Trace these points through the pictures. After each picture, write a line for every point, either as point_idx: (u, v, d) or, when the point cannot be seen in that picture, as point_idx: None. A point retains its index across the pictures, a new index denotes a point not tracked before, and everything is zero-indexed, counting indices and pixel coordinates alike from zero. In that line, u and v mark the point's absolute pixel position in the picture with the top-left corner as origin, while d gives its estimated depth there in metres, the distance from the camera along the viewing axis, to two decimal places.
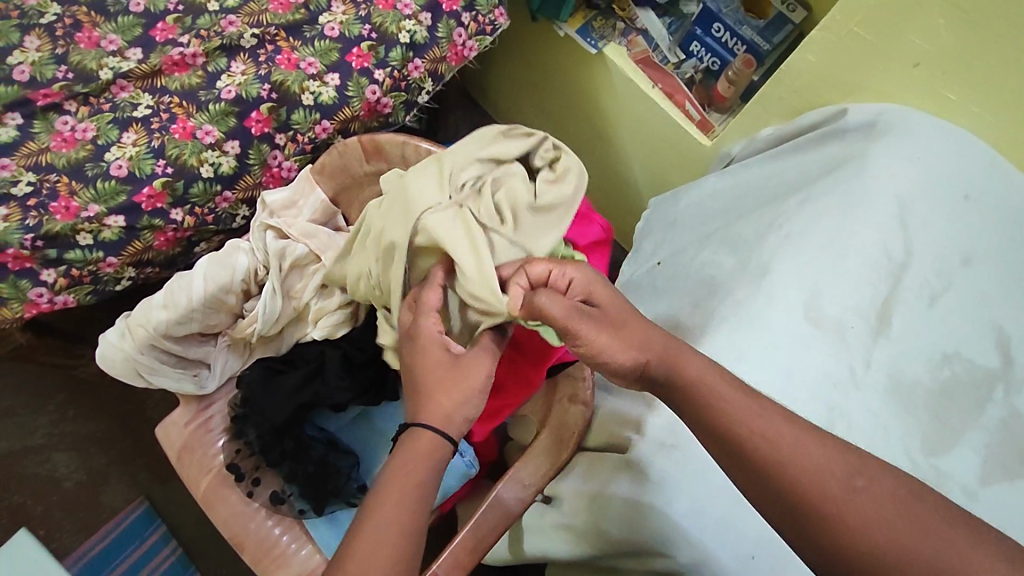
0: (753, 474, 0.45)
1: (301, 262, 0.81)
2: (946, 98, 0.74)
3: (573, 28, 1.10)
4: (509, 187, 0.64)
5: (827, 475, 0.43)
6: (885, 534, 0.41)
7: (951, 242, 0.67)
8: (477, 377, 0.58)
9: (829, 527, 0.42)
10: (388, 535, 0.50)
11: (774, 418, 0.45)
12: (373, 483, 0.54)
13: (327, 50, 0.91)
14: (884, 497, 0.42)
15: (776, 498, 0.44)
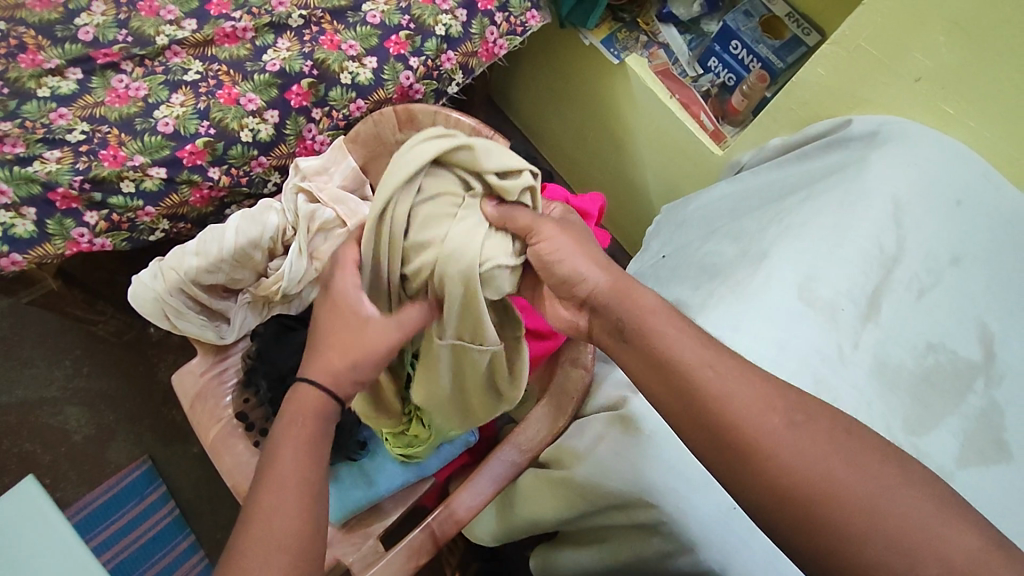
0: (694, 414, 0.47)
1: (328, 226, 0.83)
2: (944, 113, 0.79)
3: (598, 38, 1.16)
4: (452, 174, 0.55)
5: (765, 404, 0.46)
6: (800, 450, 0.44)
7: (941, 242, 0.71)
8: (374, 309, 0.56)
9: (748, 453, 0.45)
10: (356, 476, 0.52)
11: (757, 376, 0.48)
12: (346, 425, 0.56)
13: (367, 35, 0.98)
14: (824, 440, 0.44)
15: (721, 448, 0.46)
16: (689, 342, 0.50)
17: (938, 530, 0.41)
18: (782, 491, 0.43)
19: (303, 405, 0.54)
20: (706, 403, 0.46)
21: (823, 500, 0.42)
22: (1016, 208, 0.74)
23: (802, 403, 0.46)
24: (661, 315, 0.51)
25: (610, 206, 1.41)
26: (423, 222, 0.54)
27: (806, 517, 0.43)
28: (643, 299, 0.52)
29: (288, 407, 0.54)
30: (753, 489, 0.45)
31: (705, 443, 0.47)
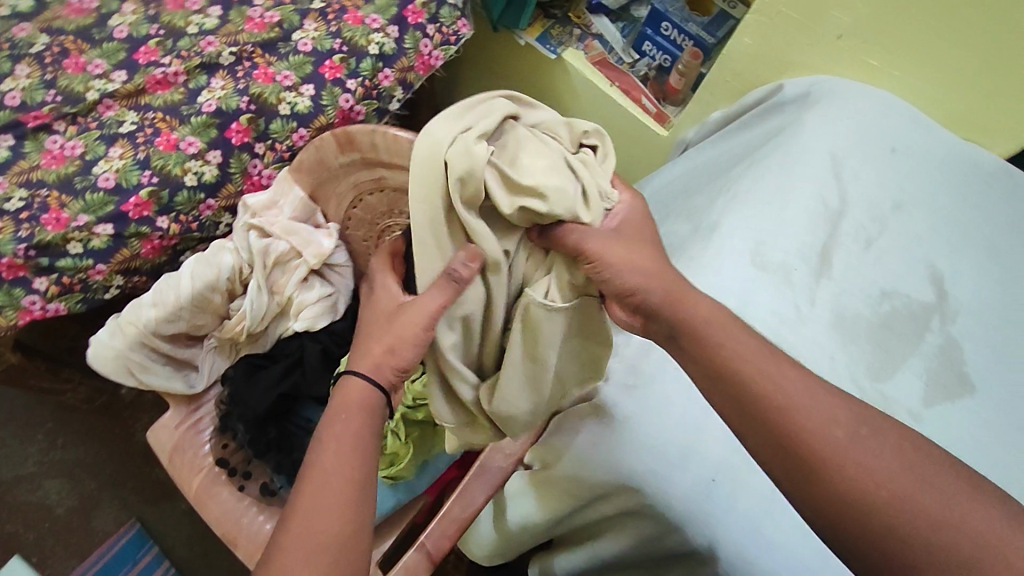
0: (734, 387, 0.46)
1: (284, 259, 0.82)
2: (870, 66, 0.81)
3: (532, 37, 1.19)
4: (540, 124, 0.55)
5: (804, 385, 0.45)
6: (832, 426, 0.43)
7: (882, 190, 0.73)
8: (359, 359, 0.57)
9: (780, 424, 0.44)
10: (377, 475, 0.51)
11: (750, 343, 0.47)
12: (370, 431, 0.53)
13: (301, 63, 0.97)
14: (860, 420, 0.44)
15: (775, 442, 0.44)
16: (740, 334, 0.48)
17: (994, 536, 0.39)
18: (829, 480, 0.42)
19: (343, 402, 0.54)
20: (736, 375, 0.46)
21: (875, 502, 0.41)
22: (949, 147, 0.76)
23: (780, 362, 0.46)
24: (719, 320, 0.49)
25: None
26: (513, 142, 0.52)
27: (847, 510, 0.41)
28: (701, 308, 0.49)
29: (338, 407, 0.54)
30: (781, 455, 0.44)
31: (736, 406, 0.46)
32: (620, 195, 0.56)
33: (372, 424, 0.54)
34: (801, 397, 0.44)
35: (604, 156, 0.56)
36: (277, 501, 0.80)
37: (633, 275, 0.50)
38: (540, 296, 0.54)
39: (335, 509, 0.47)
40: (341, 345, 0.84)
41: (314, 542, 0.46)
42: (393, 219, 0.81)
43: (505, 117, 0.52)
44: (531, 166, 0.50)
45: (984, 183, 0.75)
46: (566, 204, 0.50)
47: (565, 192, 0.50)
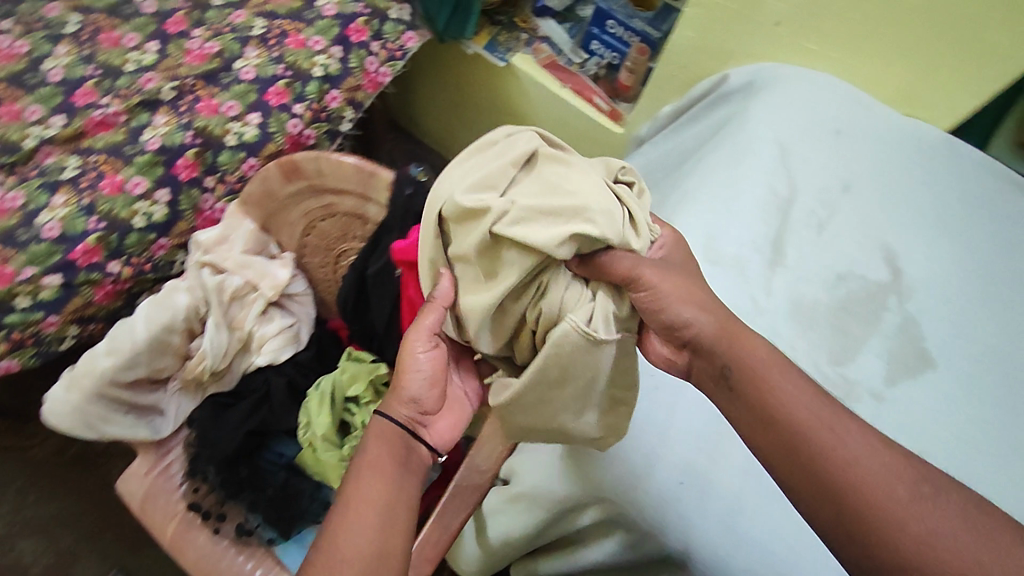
0: (783, 435, 0.44)
1: (239, 294, 0.81)
2: (809, 50, 0.82)
3: (480, 45, 1.18)
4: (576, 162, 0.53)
5: (858, 436, 0.43)
6: (892, 482, 0.41)
7: (829, 173, 0.73)
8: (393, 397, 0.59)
9: (831, 474, 0.42)
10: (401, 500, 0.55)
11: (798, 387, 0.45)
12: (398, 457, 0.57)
13: (244, 91, 0.96)
14: (921, 477, 0.41)
15: (828, 492, 0.42)
16: (797, 384, 0.46)
17: None
18: (884, 535, 0.40)
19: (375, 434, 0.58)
20: (782, 421, 0.44)
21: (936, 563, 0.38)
22: (891, 124, 0.77)
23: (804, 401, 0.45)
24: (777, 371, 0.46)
25: None
26: (546, 173, 0.50)
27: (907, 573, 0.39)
28: (758, 352, 0.47)
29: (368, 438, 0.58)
30: (831, 506, 0.42)
31: (783, 454, 0.44)
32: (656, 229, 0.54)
33: (397, 452, 0.58)
34: (859, 452, 0.42)
35: (640, 194, 0.54)
36: (255, 541, 0.77)
37: (685, 308, 0.48)
38: (582, 324, 0.49)
39: (366, 534, 0.52)
40: (308, 376, 0.82)
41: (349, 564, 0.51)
42: (348, 243, 0.80)
43: (536, 157, 0.51)
44: (568, 190, 0.48)
45: (929, 158, 0.75)
46: (613, 227, 0.47)
47: (613, 218, 0.47)
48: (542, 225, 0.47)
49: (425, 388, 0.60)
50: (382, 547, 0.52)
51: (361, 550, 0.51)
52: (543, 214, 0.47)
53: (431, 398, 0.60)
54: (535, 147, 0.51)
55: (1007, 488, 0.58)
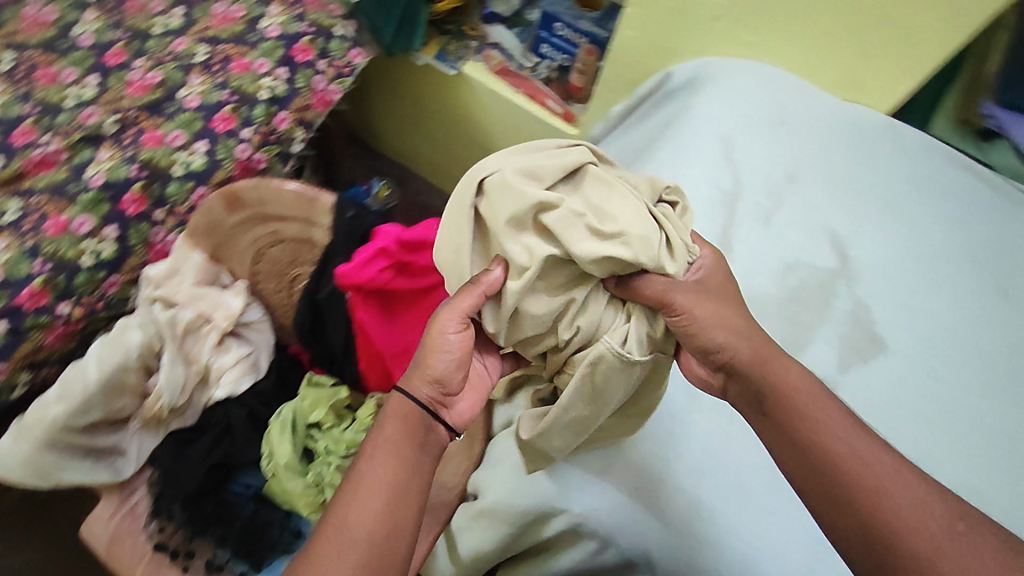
0: (809, 455, 0.46)
1: (193, 327, 0.78)
2: (747, 42, 0.82)
3: (430, 56, 1.18)
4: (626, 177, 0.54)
5: (891, 467, 0.43)
6: (921, 516, 0.41)
7: (773, 163, 0.73)
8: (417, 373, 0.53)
9: (858, 498, 0.43)
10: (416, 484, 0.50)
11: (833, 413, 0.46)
12: (414, 437, 0.51)
13: (189, 120, 0.94)
14: (952, 515, 0.42)
15: (854, 515, 0.43)
16: (836, 414, 0.47)
17: None
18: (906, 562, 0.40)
19: (394, 406, 0.53)
20: (814, 443, 0.46)
21: None
22: (832, 110, 0.77)
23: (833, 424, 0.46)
24: (818, 403, 0.47)
25: None
26: (593, 186, 0.51)
27: None
28: (792, 379, 0.48)
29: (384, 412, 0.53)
30: (854, 528, 0.43)
31: (809, 474, 0.45)
32: (701, 250, 0.55)
33: (413, 431, 0.52)
34: (895, 483, 0.43)
35: (683, 213, 0.55)
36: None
37: (718, 333, 0.50)
38: (617, 346, 0.50)
39: (371, 516, 0.46)
40: (268, 405, 0.80)
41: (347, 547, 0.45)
42: (300, 267, 0.83)
43: (588, 169, 0.52)
44: (610, 211, 0.49)
45: (871, 142, 0.76)
46: (647, 253, 0.48)
47: (650, 243, 0.48)
48: (581, 237, 0.48)
49: (451, 369, 0.53)
50: (388, 525, 0.47)
51: (365, 533, 0.46)
52: (582, 230, 0.48)
53: (456, 379, 0.54)
54: (589, 160, 0.52)
55: (953, 460, 0.59)
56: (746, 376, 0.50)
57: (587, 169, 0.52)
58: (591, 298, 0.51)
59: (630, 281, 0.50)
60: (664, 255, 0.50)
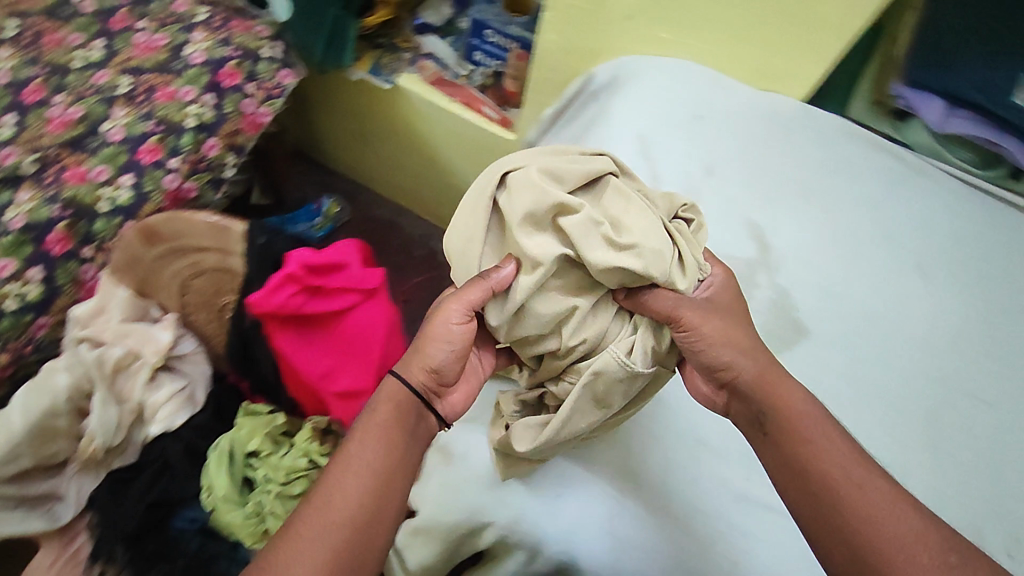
0: (808, 477, 0.48)
1: (123, 364, 0.77)
2: (661, 38, 0.82)
3: (364, 70, 1.18)
4: (648, 191, 0.57)
5: (886, 498, 0.46)
6: (909, 544, 0.44)
7: (691, 158, 0.73)
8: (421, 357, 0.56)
9: (850, 523, 0.45)
10: (403, 465, 0.52)
11: (833, 440, 0.49)
12: (405, 420, 0.55)
13: (114, 154, 0.92)
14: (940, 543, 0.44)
15: (844, 539, 0.45)
16: (837, 441, 0.49)
17: None
18: None
19: (388, 392, 0.55)
20: (813, 467, 0.48)
21: None
22: (748, 101, 0.78)
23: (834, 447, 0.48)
24: (815, 422, 0.50)
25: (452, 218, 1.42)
26: (613, 199, 0.54)
27: None
28: (794, 404, 0.51)
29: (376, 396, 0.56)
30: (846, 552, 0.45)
31: (804, 497, 0.48)
32: (711, 268, 0.58)
33: (403, 416, 0.54)
34: (888, 514, 0.45)
35: (697, 229, 0.58)
36: None
37: (725, 350, 0.53)
38: (621, 355, 0.53)
39: (357, 491, 0.49)
40: (207, 436, 0.80)
41: (331, 519, 0.48)
42: (226, 296, 0.81)
43: (609, 183, 0.55)
44: (624, 223, 0.52)
45: (786, 130, 0.77)
46: (658, 268, 0.51)
47: (662, 257, 0.51)
48: (596, 245, 0.51)
49: (448, 361, 0.56)
50: (374, 512, 0.49)
51: (349, 507, 0.48)
52: (597, 239, 0.51)
53: (452, 371, 0.57)
54: (610, 173, 0.55)
55: (869, 438, 0.61)
56: (749, 395, 0.52)
57: (608, 183, 0.55)
58: (597, 309, 0.54)
59: (638, 292, 0.53)
60: (675, 271, 0.53)
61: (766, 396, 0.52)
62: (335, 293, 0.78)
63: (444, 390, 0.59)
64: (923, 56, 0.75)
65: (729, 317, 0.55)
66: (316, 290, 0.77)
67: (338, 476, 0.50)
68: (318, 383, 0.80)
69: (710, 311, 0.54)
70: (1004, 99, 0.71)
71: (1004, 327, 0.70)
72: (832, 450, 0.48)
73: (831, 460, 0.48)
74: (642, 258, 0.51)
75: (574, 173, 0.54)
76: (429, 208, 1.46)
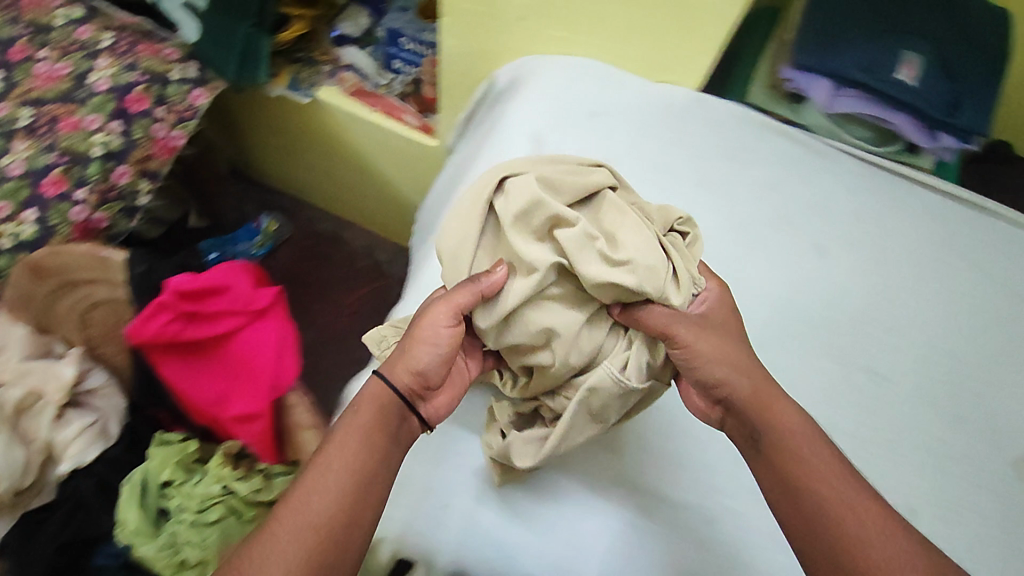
0: (800, 494, 0.49)
1: (26, 405, 0.76)
2: (558, 36, 0.81)
3: (282, 86, 1.17)
4: (645, 204, 0.59)
5: (875, 520, 0.47)
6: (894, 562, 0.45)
7: (585, 153, 0.74)
8: (406, 359, 0.55)
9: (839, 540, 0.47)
10: (382, 468, 0.52)
11: (827, 459, 0.50)
12: (387, 421, 0.54)
13: (15, 189, 0.91)
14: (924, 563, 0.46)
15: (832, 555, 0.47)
16: (830, 460, 0.50)
17: None
18: None
19: (367, 394, 0.55)
20: (805, 483, 0.49)
21: None
22: (642, 94, 0.79)
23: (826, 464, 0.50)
24: (806, 439, 0.51)
25: (393, 227, 1.42)
26: (611, 214, 0.56)
27: None
28: (790, 424, 0.52)
29: (355, 400, 0.55)
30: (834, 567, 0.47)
31: (795, 512, 0.49)
32: (709, 283, 0.59)
33: (385, 420, 0.54)
34: (877, 534, 0.47)
35: (693, 241, 0.59)
36: None
37: (718, 368, 0.54)
38: (617, 372, 0.54)
39: (333, 496, 0.49)
40: (122, 470, 0.78)
41: (306, 523, 0.47)
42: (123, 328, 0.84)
43: (607, 198, 0.57)
44: (620, 238, 0.54)
45: (681, 120, 0.77)
46: (653, 282, 0.52)
47: (656, 274, 0.53)
48: (592, 259, 0.52)
49: (434, 364, 0.56)
50: (351, 514, 0.49)
51: (324, 512, 0.48)
52: (592, 253, 0.53)
53: (438, 374, 0.56)
54: (607, 189, 0.57)
55: None
56: (744, 412, 0.53)
57: (606, 197, 0.57)
58: (592, 324, 0.55)
59: (632, 306, 0.54)
60: (671, 283, 0.54)
61: (762, 413, 0.53)
62: (213, 316, 0.81)
63: (429, 393, 0.57)
64: (810, 41, 0.76)
65: (723, 335, 0.56)
66: (193, 317, 0.80)
67: (313, 481, 0.49)
68: (212, 407, 0.82)
69: (705, 329, 0.55)
70: (888, 74, 0.73)
71: (894, 304, 0.71)
72: (828, 468, 0.50)
73: (826, 478, 0.49)
74: (637, 272, 0.52)
75: (572, 186, 0.56)
76: (370, 219, 1.45)
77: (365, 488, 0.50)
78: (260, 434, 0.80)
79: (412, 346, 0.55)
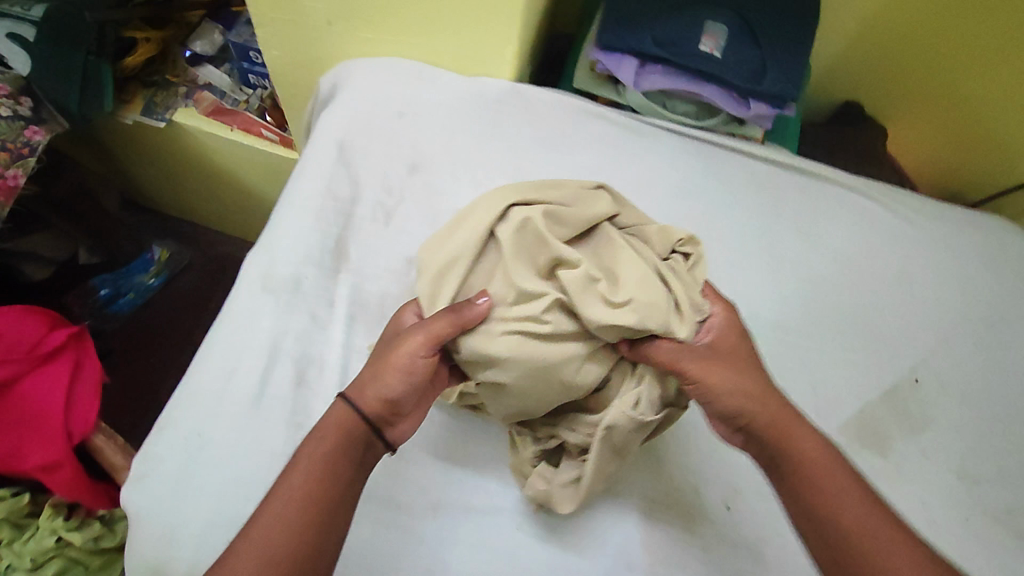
0: (820, 522, 0.47)
1: None
2: (367, 39, 0.78)
3: (137, 113, 1.12)
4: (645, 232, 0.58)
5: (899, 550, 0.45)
6: None
7: (393, 155, 0.72)
8: (376, 383, 0.52)
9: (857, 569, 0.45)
10: (346, 493, 0.48)
11: (848, 483, 0.48)
12: (351, 443, 0.50)
13: None
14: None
15: None
16: (850, 485, 0.48)
17: None
18: None
19: (328, 421, 0.51)
20: (828, 513, 0.47)
21: None
22: (455, 89, 0.77)
23: (844, 489, 0.48)
24: (825, 465, 0.49)
25: None
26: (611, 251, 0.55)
27: None
28: (808, 449, 0.50)
29: (316, 426, 0.51)
30: None
31: (819, 542, 0.47)
32: (712, 307, 0.56)
33: (348, 444, 0.50)
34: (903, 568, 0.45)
35: (696, 262, 0.58)
36: None
37: (733, 399, 0.52)
38: (630, 410, 0.53)
39: (295, 527, 0.45)
40: None
41: (266, 556, 0.44)
42: None
43: (603, 235, 0.57)
44: (619, 274, 0.53)
45: (496, 111, 0.76)
46: (656, 315, 0.51)
47: (657, 307, 0.51)
48: (588, 297, 0.51)
49: (405, 390, 0.52)
50: (315, 546, 0.45)
51: (287, 544, 0.45)
52: (588, 290, 0.52)
53: (410, 401, 0.53)
54: (602, 222, 0.57)
55: None
56: (764, 441, 0.51)
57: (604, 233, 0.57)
58: (593, 359, 0.53)
59: (637, 340, 0.53)
60: (675, 315, 0.53)
61: (782, 438, 0.51)
62: None
63: (398, 418, 0.54)
64: (613, 21, 0.76)
65: (734, 359, 0.54)
66: None
67: (271, 511, 0.46)
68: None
69: (715, 359, 0.53)
70: (688, 47, 0.74)
71: (719, 280, 0.70)
72: (855, 492, 0.48)
73: (851, 506, 0.47)
74: (638, 307, 0.51)
75: (564, 223, 0.56)
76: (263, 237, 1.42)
77: (329, 515, 0.47)
78: (68, 479, 0.78)
79: (390, 371, 0.52)
